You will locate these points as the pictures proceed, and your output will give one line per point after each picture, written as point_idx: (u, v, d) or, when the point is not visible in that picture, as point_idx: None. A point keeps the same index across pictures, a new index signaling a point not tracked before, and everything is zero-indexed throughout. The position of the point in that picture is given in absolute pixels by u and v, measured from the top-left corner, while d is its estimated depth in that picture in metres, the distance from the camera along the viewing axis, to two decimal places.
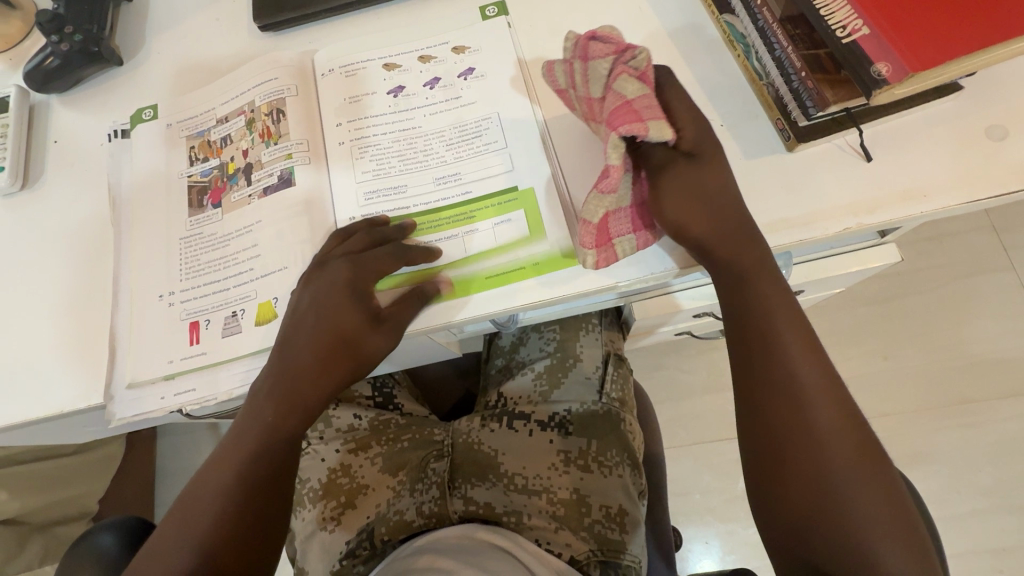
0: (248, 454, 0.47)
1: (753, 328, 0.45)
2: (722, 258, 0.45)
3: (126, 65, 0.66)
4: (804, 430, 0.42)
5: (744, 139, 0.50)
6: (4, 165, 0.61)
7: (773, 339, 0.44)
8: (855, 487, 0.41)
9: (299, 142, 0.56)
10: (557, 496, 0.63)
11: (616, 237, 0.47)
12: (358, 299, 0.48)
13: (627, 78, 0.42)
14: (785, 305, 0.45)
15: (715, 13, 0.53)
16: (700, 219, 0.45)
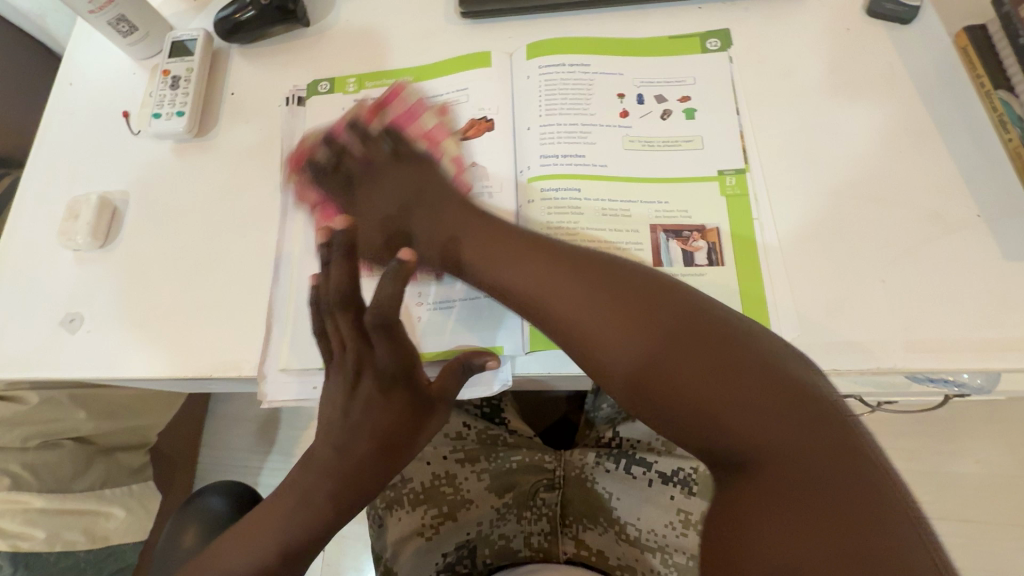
0: (291, 545, 0.44)
1: (639, 359, 0.34)
2: (660, 390, 0.33)
3: (312, 27, 0.63)
4: (728, 426, 0.31)
5: (1002, 238, 0.44)
6: (185, 110, 0.59)
7: (662, 373, 0.33)
8: (807, 550, 0.27)
9: (489, 157, 0.53)
10: (672, 559, 0.59)
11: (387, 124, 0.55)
12: (405, 392, 0.44)
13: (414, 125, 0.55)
14: (689, 327, 0.34)
15: (987, 87, 0.47)
16: (624, 338, 0.35)
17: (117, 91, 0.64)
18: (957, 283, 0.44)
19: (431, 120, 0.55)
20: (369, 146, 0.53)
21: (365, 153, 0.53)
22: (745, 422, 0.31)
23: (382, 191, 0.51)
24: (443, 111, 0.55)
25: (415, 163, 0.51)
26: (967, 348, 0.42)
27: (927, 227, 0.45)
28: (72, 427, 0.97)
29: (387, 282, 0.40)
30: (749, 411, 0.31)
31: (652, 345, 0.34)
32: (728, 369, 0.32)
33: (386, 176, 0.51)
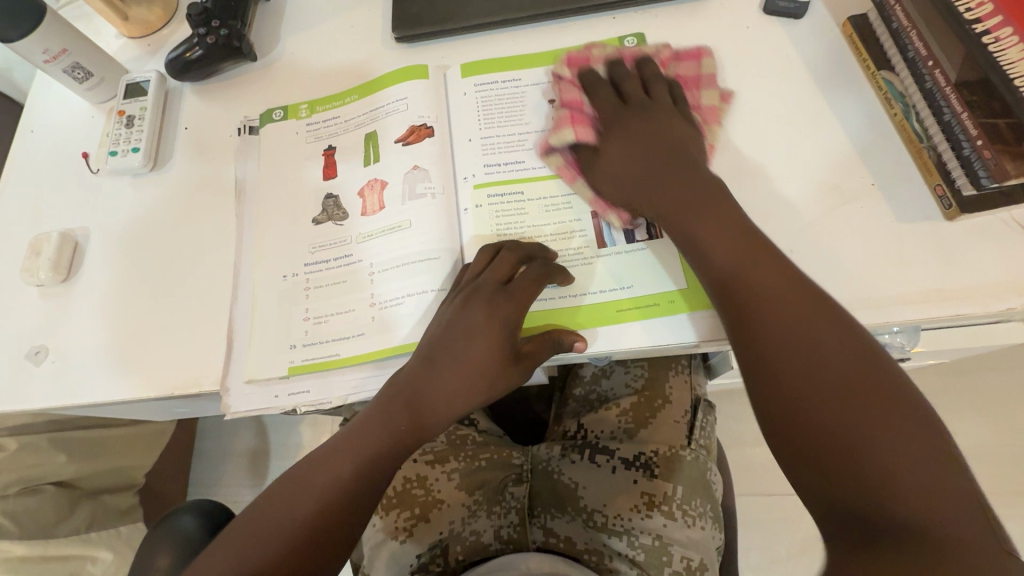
0: (366, 464, 0.46)
1: (723, 265, 0.43)
2: (738, 291, 0.42)
3: (260, 61, 0.67)
4: (761, 343, 0.40)
5: (896, 202, 0.48)
6: (140, 146, 0.63)
7: (738, 279, 0.42)
8: (870, 438, 0.34)
9: (433, 160, 0.56)
10: (638, 540, 0.61)
11: (559, 185, 0.53)
12: (505, 337, 0.47)
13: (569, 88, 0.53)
14: (762, 248, 0.43)
15: (872, 68, 0.52)
16: (721, 244, 0.43)
17: (77, 134, 0.68)
18: (859, 245, 0.47)
19: (709, 68, 0.55)
20: (629, 86, 0.51)
21: (611, 98, 0.51)
22: (789, 353, 0.38)
23: (630, 139, 0.49)
24: (723, 96, 0.54)
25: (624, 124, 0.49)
26: (871, 304, 0.46)
27: (830, 198, 0.49)
28: (54, 472, 0.97)
29: (535, 244, 0.50)
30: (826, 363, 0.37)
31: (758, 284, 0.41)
32: (802, 303, 0.40)
33: (632, 125, 0.49)
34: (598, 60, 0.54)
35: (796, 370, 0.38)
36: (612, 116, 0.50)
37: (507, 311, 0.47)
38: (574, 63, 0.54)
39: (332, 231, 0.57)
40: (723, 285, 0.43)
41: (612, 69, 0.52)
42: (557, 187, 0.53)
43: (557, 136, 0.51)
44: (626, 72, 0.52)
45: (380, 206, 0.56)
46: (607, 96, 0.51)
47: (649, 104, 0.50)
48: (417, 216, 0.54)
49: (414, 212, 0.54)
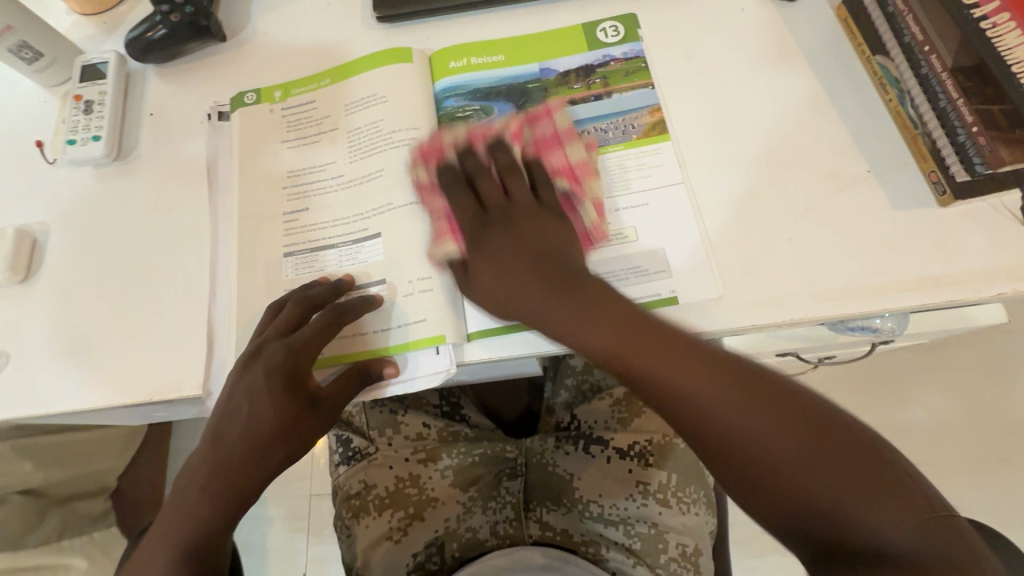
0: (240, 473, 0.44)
1: (601, 343, 0.41)
2: (602, 349, 0.41)
3: (229, 41, 0.63)
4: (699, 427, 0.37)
5: (890, 188, 0.48)
6: (101, 135, 0.58)
7: (623, 357, 0.40)
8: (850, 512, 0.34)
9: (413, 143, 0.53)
10: (634, 529, 0.61)
11: (440, 241, 0.49)
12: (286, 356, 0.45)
13: (575, 145, 0.50)
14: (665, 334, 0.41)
15: (868, 53, 0.51)
16: (586, 310, 0.42)
17: (29, 120, 0.62)
18: (855, 232, 0.47)
19: (577, 154, 0.50)
20: (487, 189, 0.48)
21: (499, 191, 0.48)
22: (738, 424, 0.36)
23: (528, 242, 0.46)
24: (588, 146, 0.51)
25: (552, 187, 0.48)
26: (867, 292, 0.46)
27: (827, 185, 0.49)
28: (20, 481, 0.92)
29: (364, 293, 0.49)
30: (736, 407, 0.37)
31: (622, 333, 0.41)
32: (730, 382, 0.38)
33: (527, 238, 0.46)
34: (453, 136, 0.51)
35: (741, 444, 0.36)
36: (476, 229, 0.47)
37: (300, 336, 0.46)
38: (424, 156, 0.51)
39: (316, 227, 0.54)
40: (609, 362, 0.41)
41: (462, 160, 0.49)
42: (439, 244, 0.49)
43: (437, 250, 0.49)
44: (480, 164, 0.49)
45: (367, 200, 0.53)
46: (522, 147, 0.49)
47: (510, 210, 0.47)
48: (383, 219, 0.52)
49: (376, 214, 0.52)
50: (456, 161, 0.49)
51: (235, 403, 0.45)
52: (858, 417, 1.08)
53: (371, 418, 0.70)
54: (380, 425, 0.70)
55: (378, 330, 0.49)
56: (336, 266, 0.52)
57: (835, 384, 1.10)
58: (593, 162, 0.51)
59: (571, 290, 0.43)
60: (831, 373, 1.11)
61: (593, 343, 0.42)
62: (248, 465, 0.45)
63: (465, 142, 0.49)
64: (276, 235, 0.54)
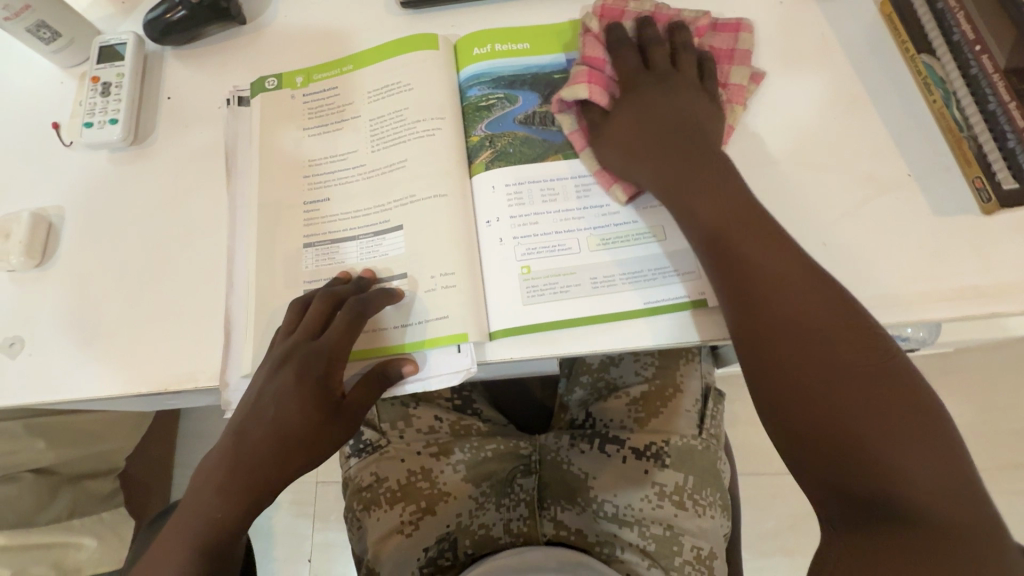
0: (261, 478, 0.44)
1: (711, 219, 0.43)
2: (709, 211, 0.43)
3: (249, 24, 0.61)
4: (805, 337, 0.39)
5: (931, 194, 0.46)
6: (118, 118, 0.57)
7: (727, 237, 0.42)
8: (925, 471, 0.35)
9: (436, 133, 0.52)
10: (648, 530, 0.61)
11: (577, 151, 0.50)
12: (310, 359, 0.45)
13: (738, 70, 0.51)
14: (756, 224, 0.43)
15: (911, 50, 0.49)
16: (695, 201, 0.44)
17: (45, 102, 0.61)
18: (893, 239, 0.46)
19: (739, 75, 0.50)
20: (657, 55, 0.50)
21: (659, 95, 0.48)
22: (849, 355, 0.38)
23: (640, 128, 0.48)
24: (754, 77, 0.51)
25: (639, 91, 0.49)
26: (904, 301, 0.44)
27: (865, 189, 0.47)
28: (32, 459, 0.92)
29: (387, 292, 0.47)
30: (855, 349, 0.38)
31: (725, 209, 0.43)
32: (843, 305, 0.40)
33: (646, 150, 0.47)
34: (642, 6, 0.52)
35: (850, 373, 0.37)
36: (637, 147, 0.47)
37: (326, 342, 0.45)
38: (590, 52, 0.51)
39: (338, 219, 0.52)
40: (709, 231, 0.43)
41: (625, 70, 0.50)
42: (574, 157, 0.50)
43: (574, 158, 0.50)
44: (641, 71, 0.49)
45: (389, 191, 0.52)
46: (686, 34, 0.51)
47: (671, 77, 0.49)
48: (405, 211, 0.51)
49: (399, 206, 0.51)
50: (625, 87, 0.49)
51: (264, 407, 0.44)
52: None
53: (383, 411, 0.69)
54: (393, 418, 0.69)
55: (398, 325, 0.48)
56: (357, 259, 0.51)
57: None
58: (749, 90, 0.51)
59: (679, 187, 0.45)
60: None
61: (685, 207, 0.44)
62: (271, 469, 0.44)
63: (633, 53, 0.50)
64: (295, 225, 0.53)
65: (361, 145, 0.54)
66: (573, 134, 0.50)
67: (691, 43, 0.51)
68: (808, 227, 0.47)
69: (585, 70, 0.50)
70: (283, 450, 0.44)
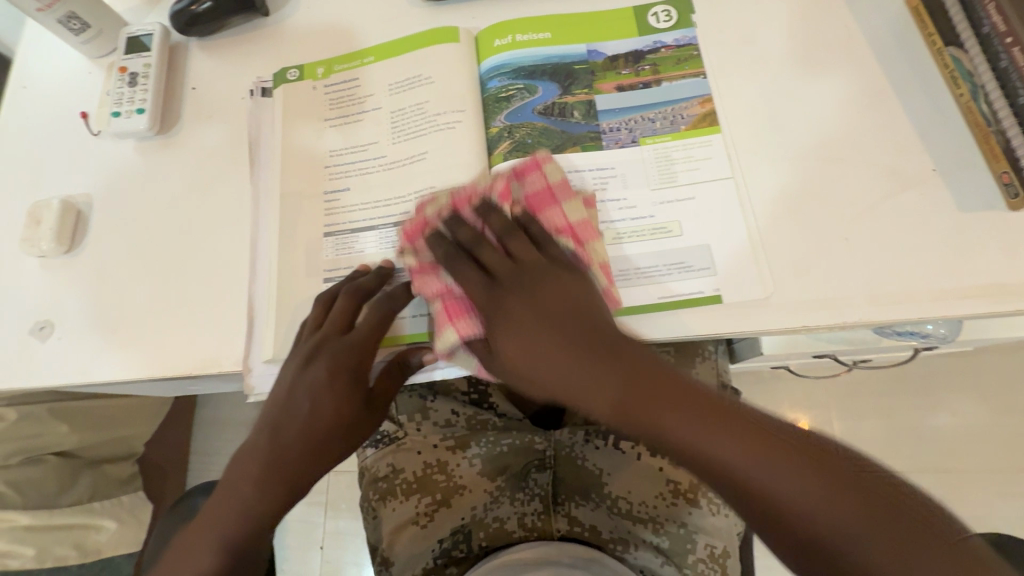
0: (292, 468, 0.44)
1: (614, 405, 0.37)
2: (620, 409, 0.37)
3: (272, 16, 0.62)
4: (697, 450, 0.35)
5: (956, 189, 0.46)
6: (145, 108, 0.58)
7: (637, 409, 0.37)
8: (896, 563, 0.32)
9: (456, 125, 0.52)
10: (663, 528, 0.61)
11: (443, 329, 0.44)
12: (344, 352, 0.46)
13: (574, 202, 0.46)
14: (640, 370, 0.38)
15: (939, 44, 0.49)
16: (600, 385, 0.37)
17: (75, 92, 0.63)
18: (917, 234, 0.45)
19: (577, 212, 0.45)
20: (488, 258, 0.42)
21: (502, 258, 0.42)
22: (725, 435, 0.35)
23: (528, 320, 0.40)
24: (587, 203, 0.47)
25: (527, 198, 0.45)
26: (926, 297, 0.44)
27: (889, 183, 0.47)
28: (55, 442, 0.94)
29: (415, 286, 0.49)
30: (709, 437, 0.35)
31: (625, 385, 0.37)
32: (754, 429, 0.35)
33: (513, 307, 0.40)
34: (449, 197, 0.46)
35: (771, 473, 0.34)
36: (489, 305, 0.41)
37: (361, 334, 0.46)
38: (417, 226, 0.45)
39: (359, 208, 0.53)
40: (614, 414, 0.37)
41: (454, 234, 0.43)
42: (444, 333, 0.43)
43: (438, 338, 0.44)
44: (474, 235, 0.43)
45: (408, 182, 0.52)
46: (503, 209, 0.44)
47: (520, 272, 0.41)
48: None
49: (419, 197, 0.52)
50: (448, 231, 0.44)
51: (292, 401, 0.45)
52: (887, 421, 1.05)
53: (400, 402, 0.70)
54: (409, 410, 0.70)
55: (416, 313, 0.49)
56: (376, 249, 0.52)
57: (864, 385, 1.08)
58: (592, 221, 0.47)
59: (568, 358, 0.38)
60: (860, 377, 1.08)
61: (613, 415, 0.38)
62: (302, 460, 0.44)
63: (451, 210, 0.44)
64: (316, 215, 0.54)
65: (381, 136, 0.55)
66: (439, 349, 0.44)
67: (514, 218, 0.44)
68: (829, 222, 0.47)
69: (456, 211, 0.44)
70: (314, 441, 0.44)
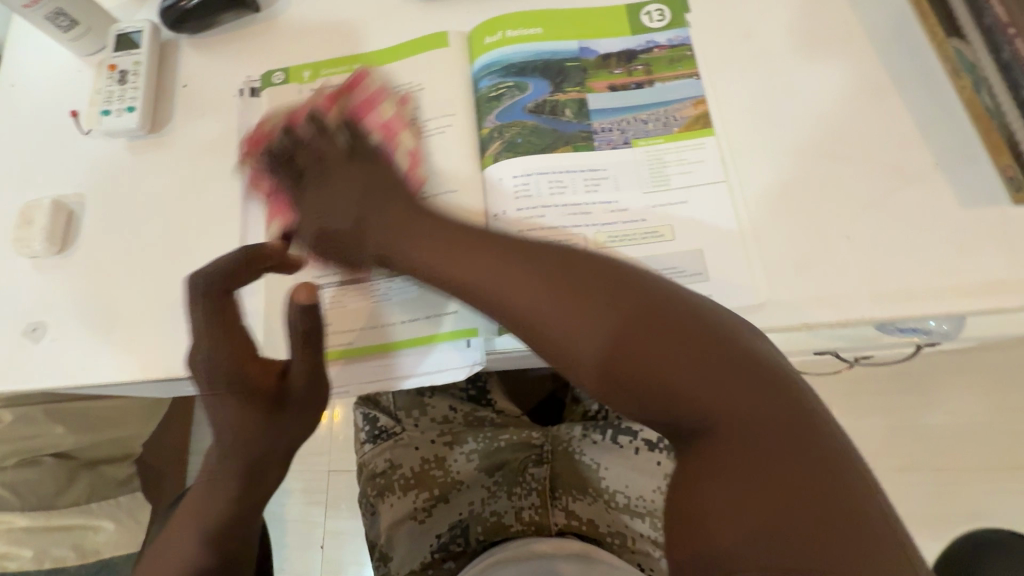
0: (255, 453, 0.47)
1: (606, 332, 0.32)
2: (610, 330, 0.33)
3: (264, 12, 0.61)
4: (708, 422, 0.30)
5: (958, 184, 0.45)
6: (135, 106, 0.57)
7: (622, 355, 0.32)
8: None
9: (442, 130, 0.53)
10: (661, 523, 0.60)
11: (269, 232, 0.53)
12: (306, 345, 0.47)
13: (386, 105, 0.53)
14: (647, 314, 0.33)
15: (941, 36, 0.48)
16: (585, 321, 0.33)
17: (65, 89, 0.62)
18: (916, 230, 0.45)
19: (387, 111, 0.53)
20: (301, 157, 0.48)
21: (335, 147, 0.48)
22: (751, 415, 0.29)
23: (494, 245, 0.39)
24: (402, 100, 0.54)
25: (336, 168, 0.47)
26: (926, 295, 0.44)
27: (889, 179, 0.46)
28: (52, 444, 0.95)
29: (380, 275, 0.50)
30: (684, 371, 0.31)
31: (621, 317, 0.33)
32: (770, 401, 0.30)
33: (408, 212, 0.44)
34: (283, 115, 0.55)
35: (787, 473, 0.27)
36: (298, 196, 0.48)
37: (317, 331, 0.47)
38: (255, 139, 0.55)
39: None
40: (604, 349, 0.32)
41: (285, 139, 0.50)
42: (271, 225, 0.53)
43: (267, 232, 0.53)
44: (297, 138, 0.49)
45: None
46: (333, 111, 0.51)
47: (338, 166, 0.47)
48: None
49: None
50: (283, 135, 0.50)
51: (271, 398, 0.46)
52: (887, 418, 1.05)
53: (398, 398, 0.70)
54: (407, 406, 0.69)
55: (406, 320, 0.49)
56: None
57: (864, 382, 1.08)
58: (406, 114, 0.53)
59: (569, 297, 0.34)
60: (861, 373, 1.08)
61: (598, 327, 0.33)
62: (269, 445, 0.48)
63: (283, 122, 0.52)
64: None
65: None
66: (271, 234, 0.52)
67: (335, 120, 0.50)
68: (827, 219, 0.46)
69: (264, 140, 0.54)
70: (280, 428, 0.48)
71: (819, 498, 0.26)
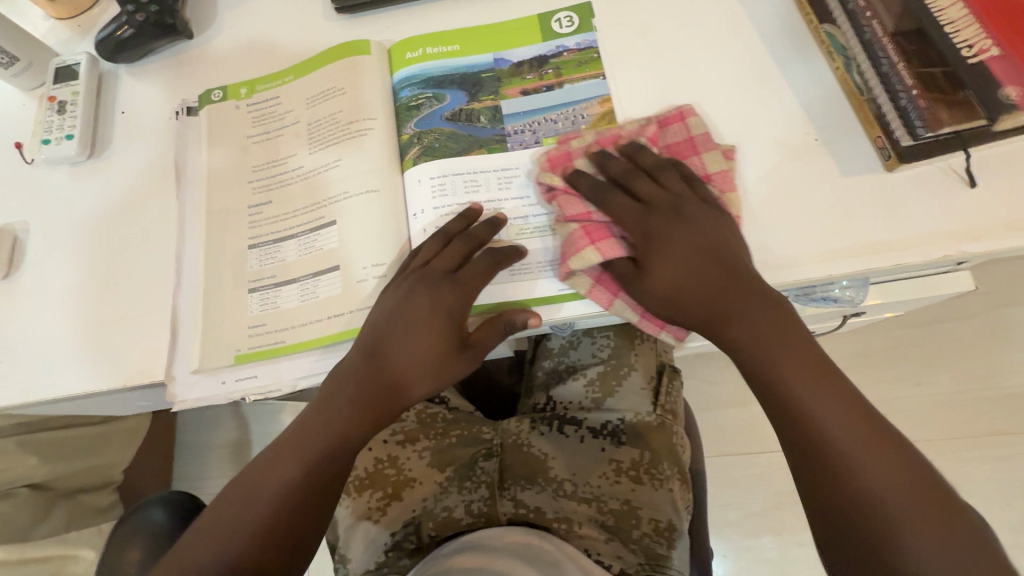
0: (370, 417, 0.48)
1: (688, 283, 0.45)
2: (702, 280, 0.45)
3: (197, 39, 0.65)
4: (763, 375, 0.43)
5: (837, 156, 0.48)
6: (74, 133, 0.60)
7: (704, 306, 0.45)
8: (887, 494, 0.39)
9: (362, 132, 0.55)
10: (607, 505, 0.63)
11: (580, 249, 0.47)
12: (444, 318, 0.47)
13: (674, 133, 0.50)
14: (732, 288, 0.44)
15: (815, 22, 0.51)
16: (678, 279, 0.45)
17: (10, 123, 0.64)
18: (801, 201, 0.48)
19: (716, 161, 0.49)
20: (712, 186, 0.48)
21: (631, 202, 0.47)
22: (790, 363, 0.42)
23: (671, 245, 0.45)
24: (680, 117, 0.51)
25: (685, 213, 0.46)
26: (813, 260, 0.46)
27: (776, 155, 0.49)
28: (24, 475, 0.92)
29: (484, 227, 0.49)
30: (790, 364, 0.42)
31: (714, 283, 0.44)
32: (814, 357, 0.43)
33: (665, 231, 0.45)
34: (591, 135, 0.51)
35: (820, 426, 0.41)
36: (645, 222, 0.46)
37: (451, 300, 0.48)
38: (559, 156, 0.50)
39: (282, 217, 0.55)
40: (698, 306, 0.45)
41: (636, 156, 0.49)
42: (581, 251, 0.46)
43: (577, 257, 0.47)
44: (625, 168, 0.48)
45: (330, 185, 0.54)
46: (653, 155, 0.49)
47: (679, 201, 0.46)
48: (339, 208, 0.53)
49: (333, 202, 0.54)
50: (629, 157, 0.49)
51: (413, 335, 0.47)
52: None
53: None
54: None
55: (330, 316, 0.51)
56: (295, 256, 0.53)
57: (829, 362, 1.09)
58: (732, 173, 0.49)
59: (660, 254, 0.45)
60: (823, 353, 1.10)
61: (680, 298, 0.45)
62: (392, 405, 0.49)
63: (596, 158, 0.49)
64: (241, 228, 0.56)
65: (301, 149, 0.57)
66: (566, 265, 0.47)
67: (652, 160, 0.48)
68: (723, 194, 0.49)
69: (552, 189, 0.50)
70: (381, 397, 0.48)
71: (844, 467, 0.40)
